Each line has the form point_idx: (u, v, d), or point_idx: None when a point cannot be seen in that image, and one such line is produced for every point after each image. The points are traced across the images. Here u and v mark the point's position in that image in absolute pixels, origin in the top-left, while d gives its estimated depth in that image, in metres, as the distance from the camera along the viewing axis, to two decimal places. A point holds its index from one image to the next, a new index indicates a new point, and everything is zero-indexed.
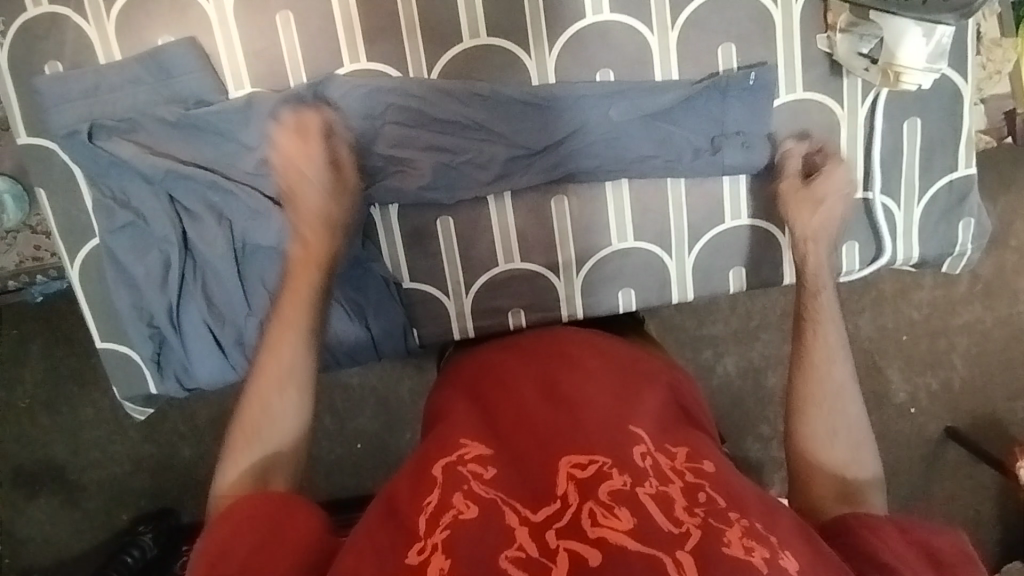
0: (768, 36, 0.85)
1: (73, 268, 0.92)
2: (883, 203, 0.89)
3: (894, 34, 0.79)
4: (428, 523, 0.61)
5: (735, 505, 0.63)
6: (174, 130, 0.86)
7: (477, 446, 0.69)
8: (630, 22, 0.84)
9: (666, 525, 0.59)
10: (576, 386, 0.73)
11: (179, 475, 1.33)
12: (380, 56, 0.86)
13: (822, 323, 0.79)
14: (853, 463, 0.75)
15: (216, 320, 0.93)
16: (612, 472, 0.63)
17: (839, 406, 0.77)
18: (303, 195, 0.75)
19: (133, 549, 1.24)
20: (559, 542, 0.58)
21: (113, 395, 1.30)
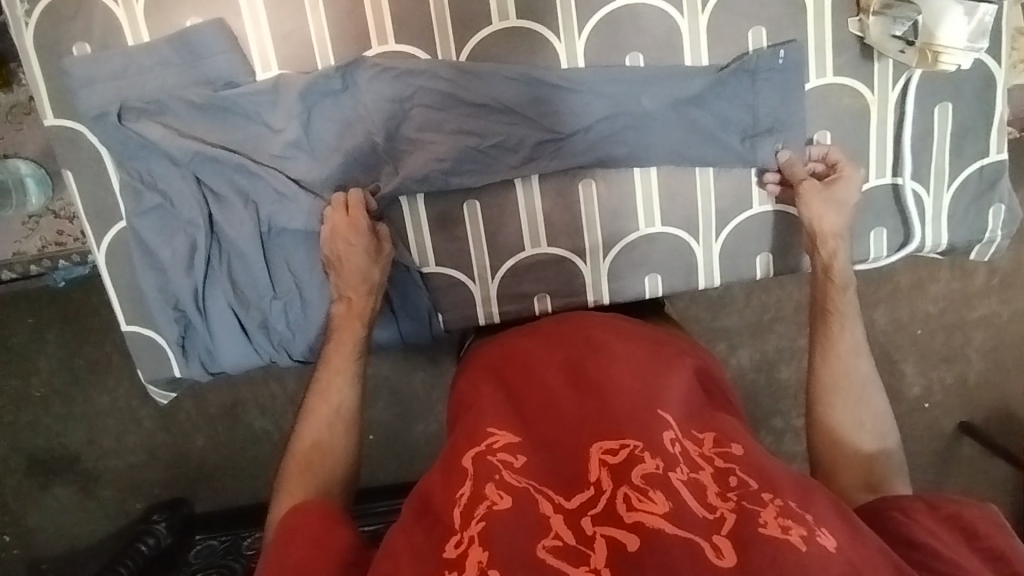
0: (799, 20, 0.84)
1: (100, 251, 0.93)
2: (915, 189, 0.89)
3: (933, 15, 0.78)
4: (463, 516, 0.60)
5: (769, 485, 0.62)
6: (202, 113, 0.86)
7: (505, 435, 0.67)
8: (660, 5, 0.84)
9: (701, 511, 0.59)
10: (602, 368, 0.72)
11: (194, 464, 1.34)
12: (408, 38, 0.85)
13: (844, 316, 0.80)
14: (879, 451, 0.75)
15: (240, 304, 0.93)
16: (644, 456, 0.62)
17: (864, 396, 0.77)
18: (350, 260, 0.83)
19: (148, 537, 1.25)
20: (595, 528, 0.58)
21: (128, 383, 1.30)
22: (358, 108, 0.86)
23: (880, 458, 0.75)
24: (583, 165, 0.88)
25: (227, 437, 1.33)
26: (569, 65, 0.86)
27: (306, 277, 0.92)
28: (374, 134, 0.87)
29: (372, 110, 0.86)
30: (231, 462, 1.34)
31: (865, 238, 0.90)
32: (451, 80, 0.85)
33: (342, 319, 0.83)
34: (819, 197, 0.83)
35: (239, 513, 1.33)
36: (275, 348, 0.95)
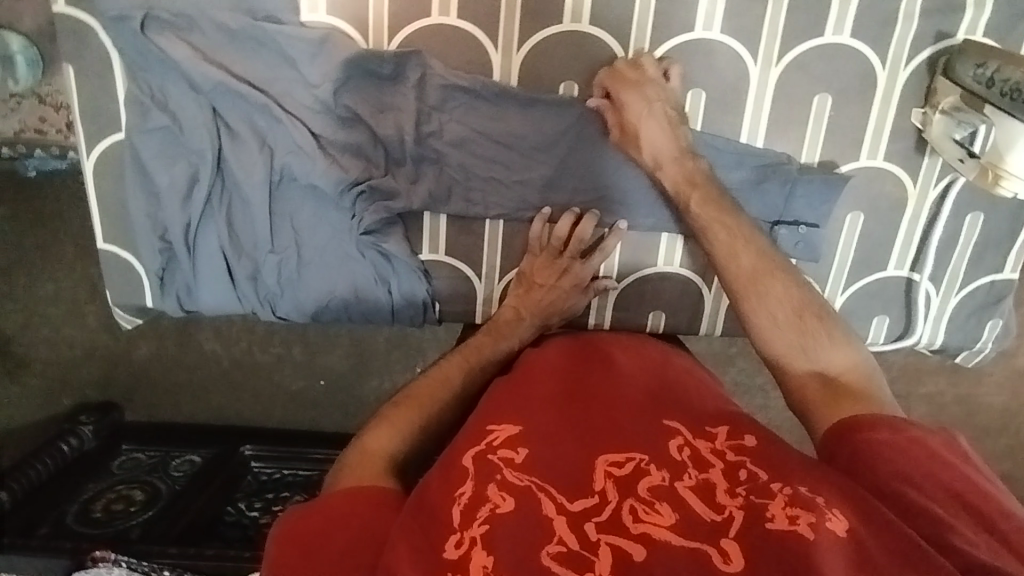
0: (868, 96, 0.82)
1: (89, 159, 0.85)
2: (926, 288, 0.90)
3: (1007, 135, 0.73)
4: (464, 516, 0.56)
5: (779, 476, 0.58)
6: (232, 40, 0.80)
7: (506, 429, 0.65)
8: (736, 47, 0.80)
9: (708, 515, 0.56)
10: (609, 383, 0.72)
11: (129, 372, 1.28)
12: (471, 16, 0.80)
13: (725, 218, 0.76)
14: (833, 345, 0.69)
15: (231, 248, 0.88)
16: (649, 469, 0.61)
17: (771, 281, 0.72)
18: (541, 287, 0.85)
19: (71, 438, 1.17)
20: (599, 536, 0.55)
21: (78, 274, 1.24)
22: (404, 83, 0.82)
23: (833, 352, 0.69)
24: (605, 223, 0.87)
25: (173, 351, 1.28)
26: None
27: (308, 236, 0.88)
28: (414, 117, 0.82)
29: (412, 104, 0.82)
30: (164, 378, 1.28)
31: (867, 323, 0.92)
32: (495, 103, 0.82)
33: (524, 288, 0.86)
34: (636, 98, 0.79)
35: (173, 427, 1.28)
36: (260, 302, 0.91)
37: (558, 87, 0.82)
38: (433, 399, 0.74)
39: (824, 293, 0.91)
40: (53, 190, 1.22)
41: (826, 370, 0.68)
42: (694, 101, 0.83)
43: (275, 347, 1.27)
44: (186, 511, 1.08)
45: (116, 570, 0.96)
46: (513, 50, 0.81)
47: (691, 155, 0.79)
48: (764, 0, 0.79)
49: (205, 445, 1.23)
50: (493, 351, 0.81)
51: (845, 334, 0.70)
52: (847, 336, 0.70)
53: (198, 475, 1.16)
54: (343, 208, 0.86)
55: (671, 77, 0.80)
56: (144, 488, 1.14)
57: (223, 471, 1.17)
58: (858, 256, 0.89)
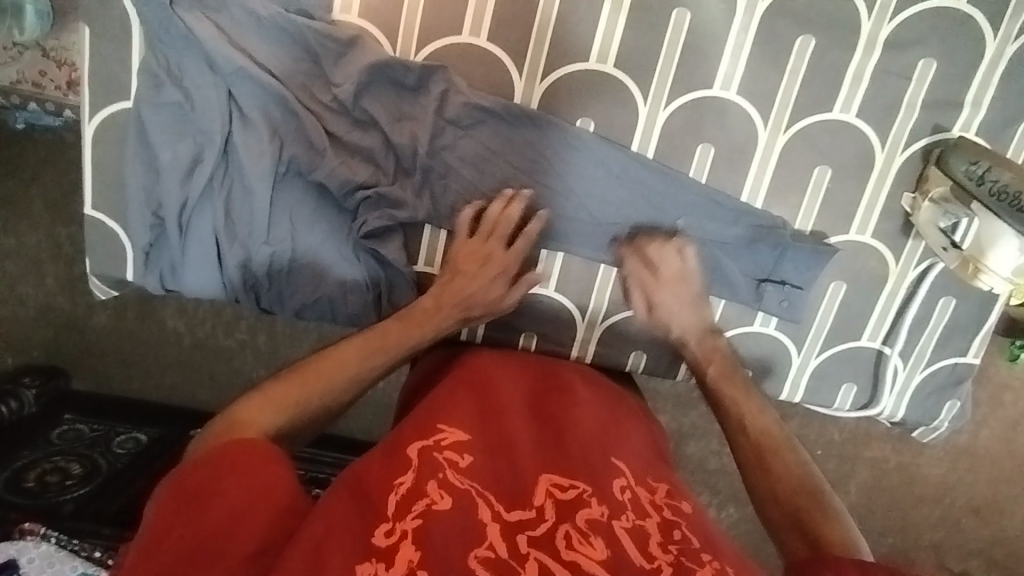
0: (864, 174, 0.86)
1: (90, 123, 0.83)
2: (894, 362, 0.94)
3: (991, 234, 0.80)
4: (399, 507, 0.57)
5: (710, 548, 0.60)
6: (259, 27, 0.80)
7: (455, 433, 0.65)
8: (749, 110, 0.84)
9: (639, 560, 0.57)
10: (568, 410, 0.73)
11: (81, 340, 1.25)
12: (501, 41, 0.81)
13: (742, 390, 0.76)
14: (827, 516, 0.63)
15: (224, 233, 0.86)
16: (591, 501, 0.61)
17: (786, 450, 0.70)
18: (467, 275, 0.79)
19: (10, 399, 1.13)
20: (530, 549, 0.56)
21: (43, 232, 1.21)
22: (426, 96, 0.82)
23: (820, 519, 0.63)
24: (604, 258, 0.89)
25: (131, 323, 1.25)
26: (638, 151, 0.85)
27: (305, 232, 0.86)
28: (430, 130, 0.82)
29: (429, 117, 0.82)
30: (121, 352, 1.26)
31: (835, 388, 0.96)
32: (512, 132, 0.83)
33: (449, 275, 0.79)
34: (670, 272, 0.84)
35: (123, 404, 1.24)
36: (245, 290, 0.89)
37: (575, 121, 0.84)
38: (328, 379, 0.68)
39: (800, 354, 0.94)
40: (39, 144, 1.18)
41: (808, 528, 0.63)
42: (702, 155, 0.86)
43: (240, 333, 1.25)
44: (128, 487, 1.04)
45: (45, 545, 0.92)
46: (537, 80, 0.83)
47: (715, 331, 0.82)
48: (781, 70, 0.82)
49: (151, 425, 1.20)
50: (405, 338, 0.74)
51: (846, 515, 0.64)
52: (837, 510, 0.64)
53: (141, 455, 1.12)
54: (346, 209, 0.86)
55: (683, 228, 0.86)
56: (82, 462, 1.08)
57: (171, 451, 1.14)
58: (834, 323, 0.93)
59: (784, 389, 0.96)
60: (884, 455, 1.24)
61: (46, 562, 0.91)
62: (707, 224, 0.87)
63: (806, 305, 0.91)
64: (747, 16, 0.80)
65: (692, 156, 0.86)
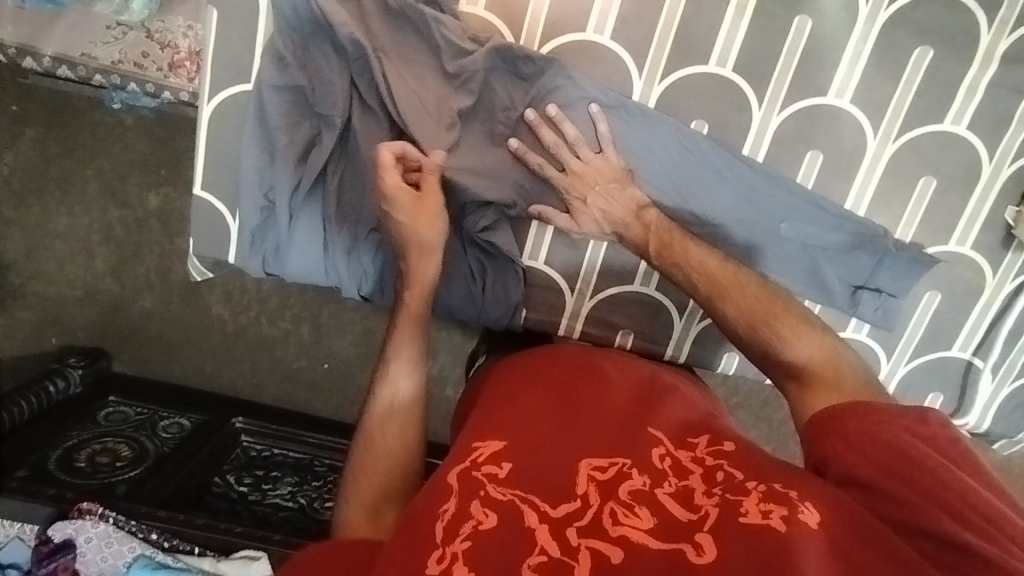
0: (969, 187, 0.87)
1: (210, 104, 0.84)
2: (984, 374, 0.95)
3: None
4: (447, 530, 0.58)
5: (754, 474, 0.61)
6: (388, 18, 0.80)
7: (491, 444, 0.66)
8: (861, 119, 0.85)
9: (685, 515, 0.58)
10: (597, 393, 0.73)
11: (126, 321, 1.25)
12: (624, 40, 0.82)
13: (685, 237, 0.80)
14: (796, 332, 0.72)
15: (335, 218, 0.86)
16: (631, 473, 0.62)
17: (746, 276, 0.76)
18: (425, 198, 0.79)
19: (58, 379, 1.13)
20: (581, 540, 0.56)
21: (95, 211, 1.20)
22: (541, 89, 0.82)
23: (790, 343, 0.72)
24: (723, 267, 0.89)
25: (177, 309, 1.24)
26: (749, 155, 0.86)
27: None
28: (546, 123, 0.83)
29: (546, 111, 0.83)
30: (165, 335, 1.26)
31: (921, 397, 0.97)
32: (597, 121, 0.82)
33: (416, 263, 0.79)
34: (591, 173, 0.82)
35: (165, 387, 1.24)
36: (348, 277, 0.89)
37: (689, 122, 0.85)
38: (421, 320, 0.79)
39: (889, 361, 0.95)
40: (98, 125, 1.17)
41: (789, 359, 0.71)
42: (811, 162, 0.87)
43: (284, 323, 1.23)
44: (174, 476, 1.07)
45: (103, 525, 0.99)
46: (657, 80, 0.84)
47: (645, 207, 0.83)
48: (896, 81, 0.83)
49: (197, 409, 1.20)
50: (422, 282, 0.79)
51: (806, 321, 0.73)
52: (806, 325, 0.72)
53: (187, 439, 1.14)
54: None
55: (604, 143, 0.83)
56: (130, 443, 1.11)
57: (215, 438, 1.14)
58: (926, 333, 0.94)
59: None
60: None
61: (103, 542, 0.98)
62: (812, 227, 0.88)
63: (902, 313, 0.92)
64: (868, 25, 0.81)
65: (800, 162, 0.87)
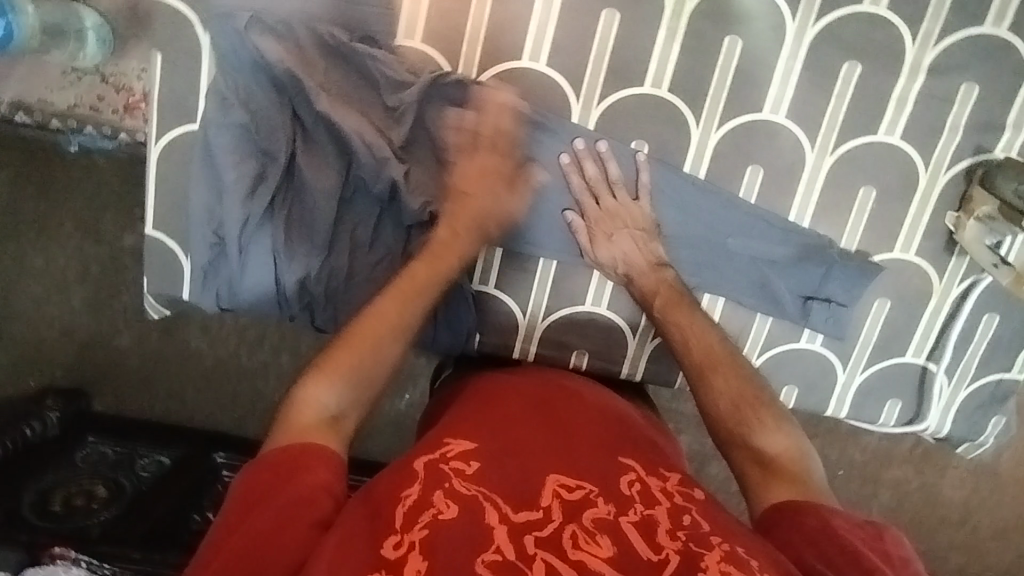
0: (908, 195, 0.88)
1: (158, 144, 0.85)
2: (939, 378, 0.96)
3: None
4: (407, 519, 0.59)
5: (721, 529, 0.63)
6: (330, 56, 0.83)
7: (460, 445, 0.68)
8: (797, 133, 0.86)
9: (646, 553, 0.60)
10: (573, 415, 0.75)
11: (99, 361, 1.25)
12: (559, 67, 0.84)
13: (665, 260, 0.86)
14: (773, 427, 0.73)
15: (285, 253, 0.88)
16: (597, 500, 0.64)
17: (736, 362, 0.77)
18: (476, 199, 0.81)
19: (35, 421, 1.12)
20: (536, 550, 0.58)
21: (65, 251, 1.21)
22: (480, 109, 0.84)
23: (766, 434, 0.73)
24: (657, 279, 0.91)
25: (149, 346, 1.25)
26: (690, 172, 0.88)
27: (364, 253, 0.88)
28: None
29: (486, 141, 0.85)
30: (138, 372, 1.26)
31: (880, 404, 0.97)
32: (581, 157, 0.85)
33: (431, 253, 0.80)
34: (614, 213, 0.86)
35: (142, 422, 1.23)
36: (301, 308, 0.91)
37: (630, 143, 0.87)
38: (373, 344, 0.74)
39: (845, 371, 0.96)
40: (64, 168, 1.19)
41: (760, 451, 0.72)
42: (752, 176, 0.88)
43: (263, 355, 1.24)
44: (153, 511, 1.04)
45: (75, 569, 0.91)
46: (594, 103, 0.85)
47: (663, 265, 0.85)
48: (828, 94, 0.85)
49: (173, 446, 1.19)
50: (431, 279, 0.79)
51: (785, 419, 0.74)
52: (782, 422, 0.74)
53: (164, 477, 1.11)
54: (402, 225, 0.88)
55: (642, 195, 0.86)
56: (107, 483, 1.08)
57: (192, 474, 1.13)
58: (879, 340, 0.94)
59: (830, 405, 0.98)
60: (904, 475, 1.23)
61: None
62: (753, 239, 0.89)
63: (854, 325, 0.93)
64: (796, 42, 0.83)
65: (741, 177, 0.88)
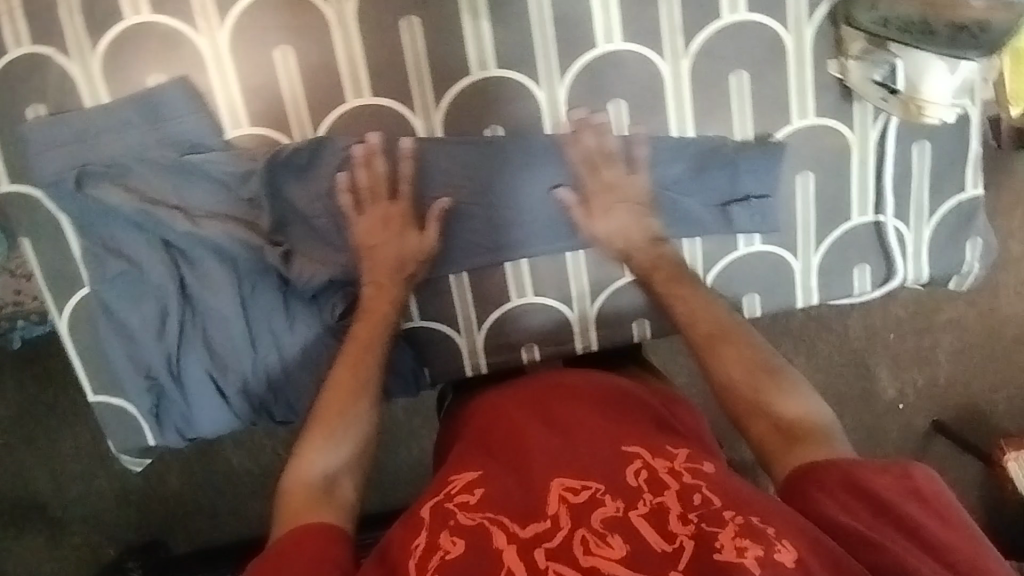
0: (780, 62, 0.83)
1: (62, 320, 0.87)
2: (895, 226, 0.89)
3: (916, 68, 0.79)
4: (418, 567, 0.58)
5: (732, 501, 0.59)
6: (170, 176, 0.81)
7: (465, 476, 0.66)
8: (642, 51, 0.82)
9: (660, 544, 0.56)
10: (573, 409, 0.72)
11: None
12: (385, 91, 0.82)
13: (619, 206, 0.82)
14: (790, 392, 0.70)
15: (217, 368, 0.89)
16: (604, 499, 0.60)
17: (736, 330, 0.74)
18: (382, 242, 0.81)
19: None
20: (548, 563, 0.55)
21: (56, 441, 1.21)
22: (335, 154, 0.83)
23: (780, 399, 0.69)
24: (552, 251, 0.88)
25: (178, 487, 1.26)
26: (554, 133, 0.85)
27: (287, 338, 0.89)
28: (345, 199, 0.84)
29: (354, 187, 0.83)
30: None
31: (847, 275, 0.92)
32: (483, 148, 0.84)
33: (366, 316, 0.79)
34: (609, 190, 0.82)
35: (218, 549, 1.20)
36: (256, 410, 0.92)
37: (484, 130, 0.85)
38: (341, 415, 0.72)
39: (798, 259, 0.91)
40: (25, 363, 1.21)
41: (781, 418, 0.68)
42: (617, 111, 0.84)
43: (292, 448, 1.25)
44: None
45: None
46: (432, 109, 0.83)
47: (661, 240, 0.82)
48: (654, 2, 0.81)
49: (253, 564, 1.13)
50: (375, 334, 0.78)
51: (802, 385, 0.70)
52: (794, 385, 0.70)
53: None
54: (311, 300, 0.88)
55: (637, 167, 0.83)
56: None
57: None
58: (818, 213, 0.89)
59: (797, 298, 0.92)
60: None
61: None
62: None
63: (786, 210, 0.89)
64: None
65: (606, 117, 0.84)
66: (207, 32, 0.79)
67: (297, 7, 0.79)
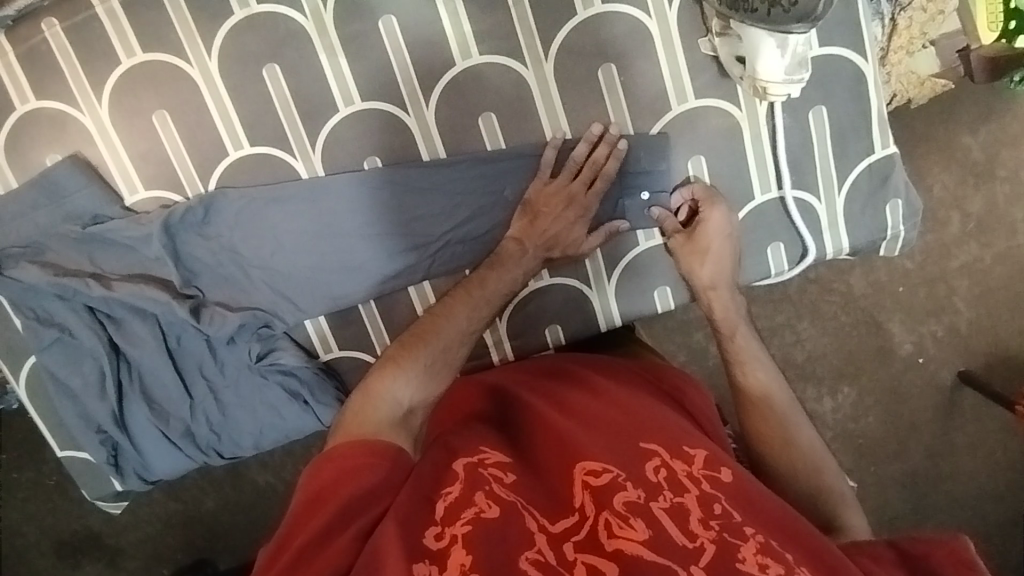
0: (649, 48, 0.83)
1: (20, 387, 0.94)
2: (802, 199, 0.86)
3: (752, 47, 0.76)
4: (448, 513, 0.57)
5: (754, 517, 0.57)
6: (83, 246, 0.87)
7: (496, 453, 0.65)
8: (502, 61, 0.83)
9: (681, 539, 0.54)
10: (596, 406, 0.72)
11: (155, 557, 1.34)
12: (262, 139, 0.85)
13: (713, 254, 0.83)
14: (801, 446, 0.73)
15: (161, 419, 0.92)
16: (626, 485, 0.59)
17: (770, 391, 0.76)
18: (547, 217, 0.83)
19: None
20: (576, 555, 0.54)
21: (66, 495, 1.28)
22: (219, 200, 0.86)
23: (797, 453, 0.72)
24: (430, 271, 0.89)
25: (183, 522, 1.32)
26: (432, 158, 0.86)
27: (220, 380, 0.92)
28: (234, 244, 0.88)
29: (281, 218, 0.87)
30: None
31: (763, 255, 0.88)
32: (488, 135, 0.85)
33: (487, 270, 0.81)
34: (690, 248, 0.83)
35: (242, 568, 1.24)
36: (205, 451, 0.95)
37: (363, 164, 0.86)
38: (442, 326, 0.76)
39: None
40: None
41: (811, 478, 0.71)
42: (488, 124, 0.85)
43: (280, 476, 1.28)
44: None
45: None
46: (310, 151, 0.86)
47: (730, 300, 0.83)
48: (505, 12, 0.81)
49: None
50: (498, 286, 0.80)
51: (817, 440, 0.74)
52: (807, 439, 0.73)
53: None
54: (228, 345, 0.91)
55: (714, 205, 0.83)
56: None
57: None
58: None
59: None
60: None
61: None
62: (505, 182, 0.86)
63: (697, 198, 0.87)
64: None
65: (479, 130, 0.85)
66: (88, 109, 0.84)
67: (164, 72, 0.83)
